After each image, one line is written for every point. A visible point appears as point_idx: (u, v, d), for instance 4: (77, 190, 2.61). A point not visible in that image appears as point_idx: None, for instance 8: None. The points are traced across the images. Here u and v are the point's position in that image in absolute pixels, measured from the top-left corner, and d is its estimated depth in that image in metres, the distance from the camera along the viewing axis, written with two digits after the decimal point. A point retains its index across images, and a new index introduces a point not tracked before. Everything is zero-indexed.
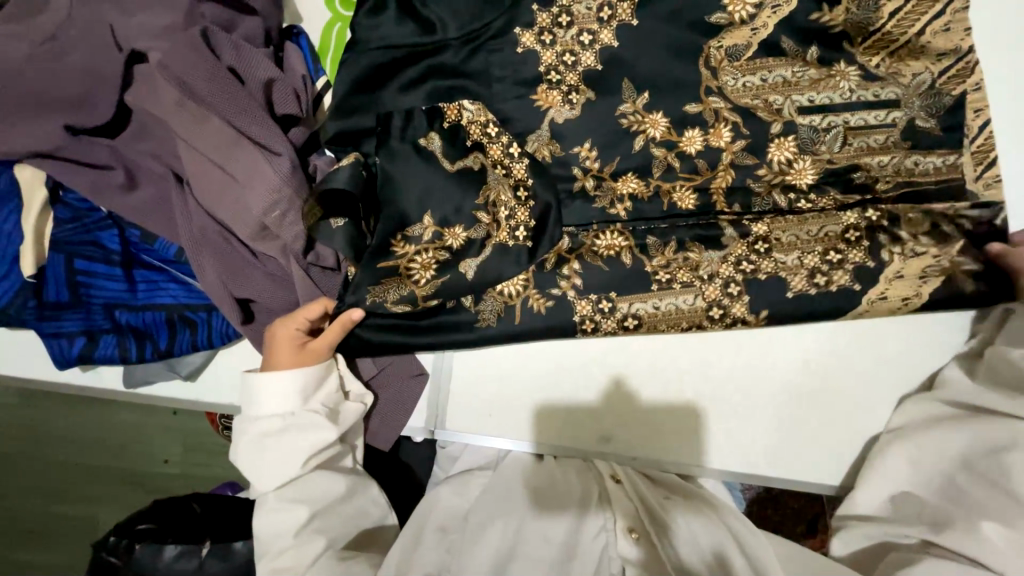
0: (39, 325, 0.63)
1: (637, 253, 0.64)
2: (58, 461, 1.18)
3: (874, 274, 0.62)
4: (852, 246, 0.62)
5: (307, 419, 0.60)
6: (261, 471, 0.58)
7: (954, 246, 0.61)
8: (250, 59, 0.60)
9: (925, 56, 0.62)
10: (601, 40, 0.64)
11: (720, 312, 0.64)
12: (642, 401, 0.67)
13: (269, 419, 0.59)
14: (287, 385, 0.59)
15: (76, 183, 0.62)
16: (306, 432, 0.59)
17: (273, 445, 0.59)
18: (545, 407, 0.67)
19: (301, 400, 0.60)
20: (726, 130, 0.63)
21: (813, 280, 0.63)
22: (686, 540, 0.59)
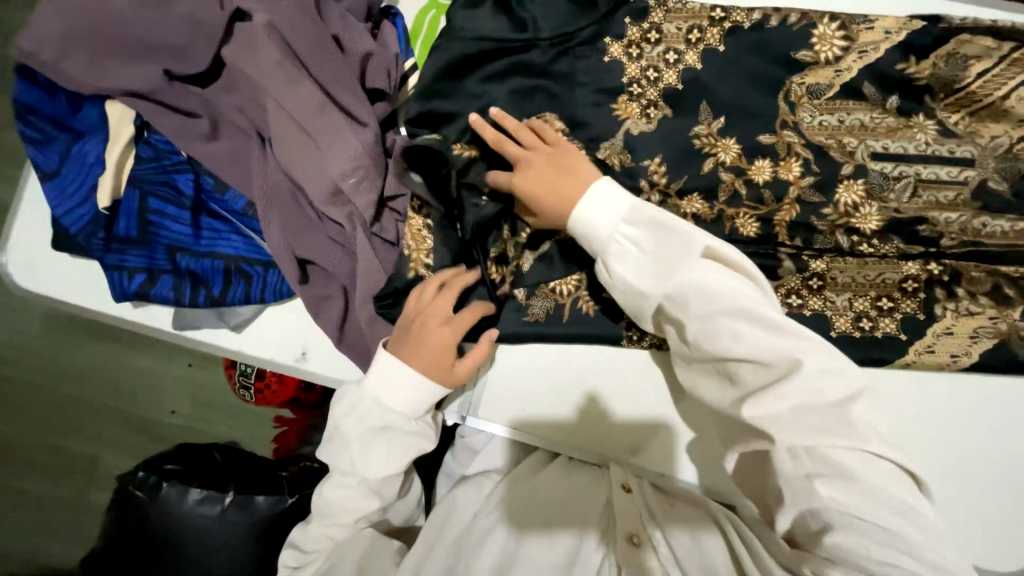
0: (105, 256, 0.65)
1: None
2: (73, 395, 1.19)
3: (926, 327, 0.62)
4: (906, 296, 0.62)
5: (422, 428, 0.61)
6: (362, 452, 0.59)
7: (1014, 311, 0.61)
8: (352, 32, 0.64)
9: (1007, 120, 0.62)
10: (685, 60, 0.65)
11: None
12: (613, 416, 0.67)
13: (395, 418, 0.59)
14: (424, 386, 0.59)
15: (165, 126, 0.64)
16: (420, 437, 0.61)
17: (387, 438, 0.59)
18: (525, 421, 0.68)
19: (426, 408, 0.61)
20: (797, 164, 0.64)
21: (859, 323, 0.63)
22: (686, 547, 0.56)
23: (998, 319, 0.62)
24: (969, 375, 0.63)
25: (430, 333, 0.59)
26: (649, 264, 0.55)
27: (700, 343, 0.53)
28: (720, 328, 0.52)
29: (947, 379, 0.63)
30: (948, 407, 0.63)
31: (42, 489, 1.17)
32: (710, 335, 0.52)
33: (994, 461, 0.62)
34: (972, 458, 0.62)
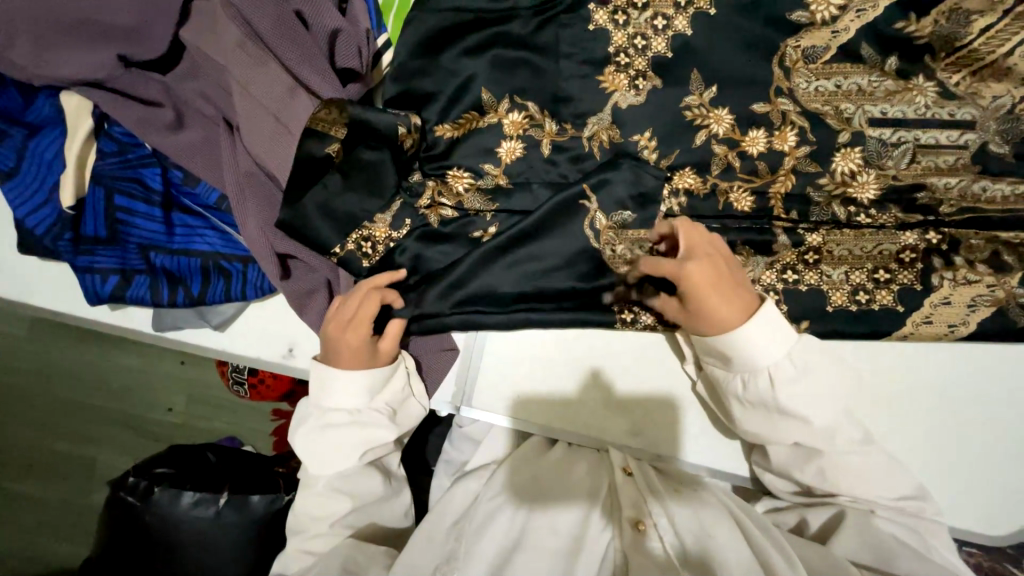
0: (74, 258, 0.62)
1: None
2: (65, 397, 1.17)
3: (922, 297, 0.61)
4: (903, 267, 0.61)
5: (374, 418, 0.60)
6: (325, 459, 0.59)
7: (1010, 278, 0.60)
8: (317, 7, 0.60)
9: (1010, 78, 0.59)
10: (675, 26, 0.62)
11: None
12: (618, 392, 0.67)
13: (336, 412, 0.59)
14: (359, 380, 0.59)
15: (125, 116, 0.60)
16: (366, 429, 0.59)
17: (332, 434, 0.59)
18: (523, 404, 0.67)
19: (367, 398, 0.60)
20: (792, 134, 0.62)
21: (855, 297, 0.61)
22: (687, 528, 0.56)
23: (996, 286, 0.60)
24: (962, 341, 0.63)
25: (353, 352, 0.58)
26: (812, 401, 0.55)
27: (819, 475, 0.57)
28: (840, 462, 0.56)
29: (936, 347, 0.64)
30: (936, 373, 0.64)
31: (42, 492, 1.16)
32: (847, 474, 0.56)
33: (981, 424, 0.63)
34: (959, 424, 0.63)
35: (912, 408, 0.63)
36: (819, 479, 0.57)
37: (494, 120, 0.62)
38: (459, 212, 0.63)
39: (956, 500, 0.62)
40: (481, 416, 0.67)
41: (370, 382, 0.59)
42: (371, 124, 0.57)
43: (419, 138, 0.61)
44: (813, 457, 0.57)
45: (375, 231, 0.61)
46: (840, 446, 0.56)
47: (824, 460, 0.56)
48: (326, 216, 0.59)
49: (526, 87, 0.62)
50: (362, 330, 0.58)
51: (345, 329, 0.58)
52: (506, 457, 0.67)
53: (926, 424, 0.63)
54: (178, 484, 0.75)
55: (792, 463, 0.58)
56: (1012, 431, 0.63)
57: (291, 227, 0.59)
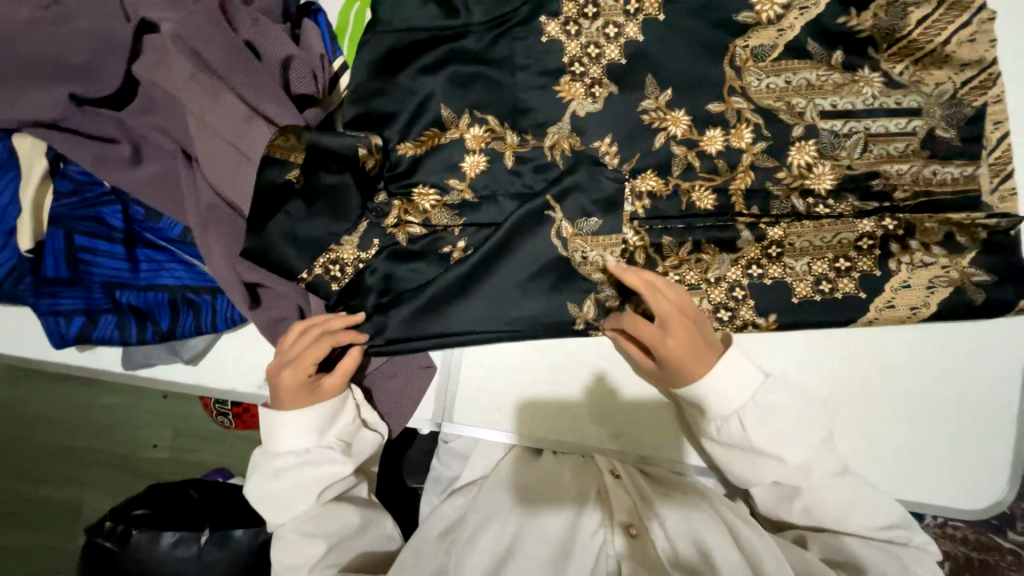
0: (37, 302, 0.61)
1: (651, 253, 0.64)
2: (44, 442, 1.14)
3: (883, 282, 0.62)
4: (862, 254, 0.62)
5: (326, 455, 0.59)
6: (285, 506, 0.58)
7: (965, 258, 0.62)
8: (268, 35, 0.59)
9: (950, 65, 0.62)
10: (627, 33, 0.63)
11: (729, 314, 0.63)
12: (625, 395, 0.66)
13: (287, 457, 0.58)
14: (306, 418, 0.58)
15: (80, 155, 0.60)
16: (320, 467, 0.58)
17: (285, 481, 0.58)
18: (530, 410, 0.67)
19: (316, 435, 0.59)
20: (748, 131, 0.63)
21: (819, 287, 0.63)
22: (675, 531, 0.58)
23: (951, 266, 0.62)
24: (926, 322, 0.65)
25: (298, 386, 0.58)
26: (785, 424, 0.57)
27: (804, 513, 0.58)
28: (819, 496, 0.57)
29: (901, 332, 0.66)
30: (904, 354, 0.65)
31: (27, 541, 1.13)
32: (825, 507, 0.57)
33: (950, 401, 0.65)
34: (931, 402, 0.65)
35: (883, 391, 0.65)
36: (805, 515, 0.58)
37: (456, 136, 0.63)
38: (427, 228, 0.63)
39: (930, 477, 0.64)
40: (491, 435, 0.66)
41: (320, 420, 0.59)
42: (331, 148, 0.57)
43: (382, 158, 0.61)
44: (794, 498, 0.58)
45: (343, 253, 0.61)
46: (817, 482, 0.57)
47: (803, 490, 0.57)
48: (292, 243, 0.59)
49: (484, 101, 0.63)
50: (308, 359, 0.58)
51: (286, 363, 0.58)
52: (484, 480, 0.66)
53: (897, 406, 0.65)
54: (159, 524, 0.73)
55: (777, 502, 0.59)
56: (980, 408, 0.64)
57: (257, 256, 0.58)
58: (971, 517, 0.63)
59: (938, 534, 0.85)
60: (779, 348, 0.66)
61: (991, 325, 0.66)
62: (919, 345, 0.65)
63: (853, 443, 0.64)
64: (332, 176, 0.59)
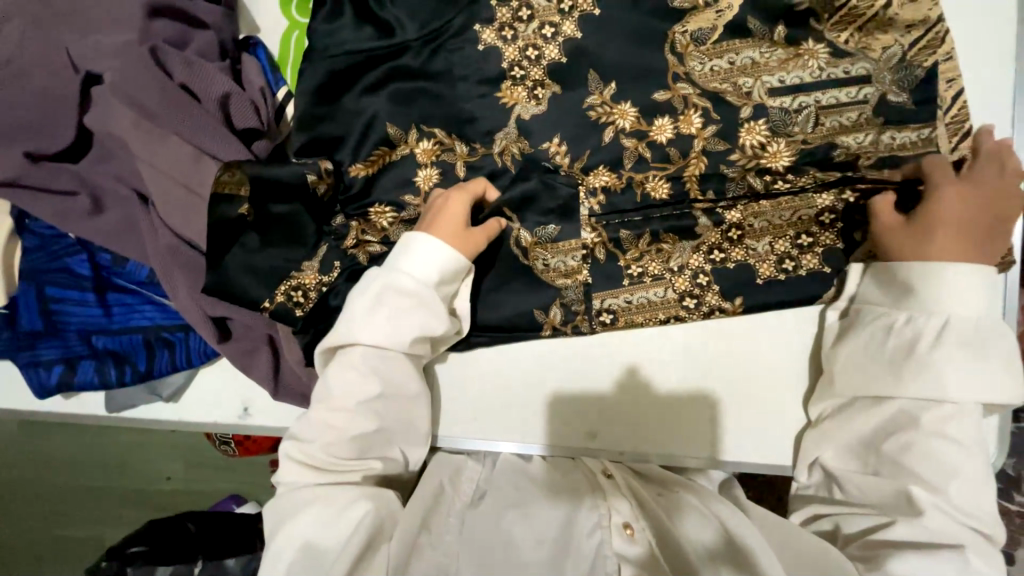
0: (18, 355, 0.64)
1: (612, 248, 0.64)
2: (58, 485, 1.16)
3: (847, 254, 0.61)
4: (824, 229, 0.61)
5: (412, 319, 0.55)
6: (321, 428, 0.56)
7: None
8: (205, 76, 0.61)
9: (895, 28, 0.60)
10: (564, 32, 0.62)
11: (694, 301, 0.64)
12: (658, 389, 0.67)
13: (373, 290, 0.56)
14: (439, 245, 0.55)
15: (42, 211, 0.62)
16: (406, 315, 0.55)
17: (369, 310, 0.56)
18: (575, 402, 0.68)
19: (435, 278, 0.56)
20: (697, 116, 0.62)
21: (781, 266, 0.62)
22: (689, 533, 0.55)
23: None
24: None
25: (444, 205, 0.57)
26: (991, 375, 0.53)
27: (901, 448, 0.53)
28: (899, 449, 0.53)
29: None
30: None
31: None
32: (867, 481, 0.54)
33: None
34: None
35: None
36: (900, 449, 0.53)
37: (406, 152, 0.63)
38: (386, 244, 0.62)
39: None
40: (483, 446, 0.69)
41: (440, 260, 0.55)
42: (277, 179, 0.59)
43: (333, 181, 0.62)
44: (896, 434, 0.54)
45: (304, 279, 0.60)
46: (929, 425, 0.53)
47: (911, 436, 0.53)
48: (252, 275, 0.60)
49: (429, 115, 0.63)
50: (467, 196, 0.58)
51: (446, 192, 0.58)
52: (489, 476, 0.65)
53: None
54: (152, 560, 0.76)
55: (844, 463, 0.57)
56: None
57: (218, 291, 0.59)
58: None
59: None
60: (751, 328, 0.66)
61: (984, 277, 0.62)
62: None
63: None
64: (283, 205, 0.60)
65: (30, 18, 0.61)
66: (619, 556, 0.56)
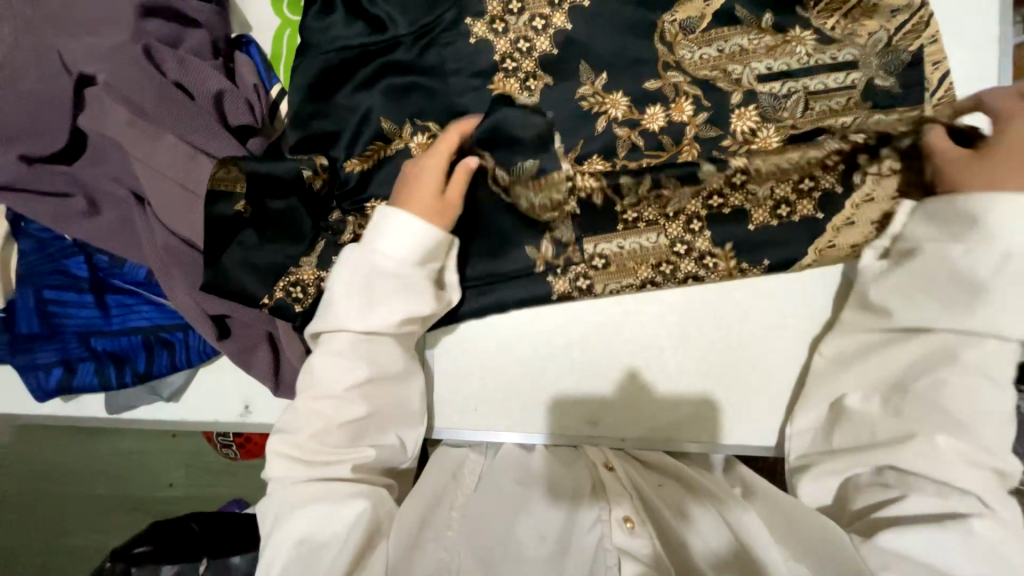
0: (16, 359, 0.63)
1: (608, 194, 0.61)
2: (60, 494, 1.15)
3: (845, 200, 0.60)
4: (827, 172, 0.59)
5: (386, 294, 0.56)
6: (311, 423, 0.56)
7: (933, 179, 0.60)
8: (198, 75, 0.62)
9: (880, 14, 0.61)
10: (554, 23, 0.63)
11: (685, 248, 0.64)
12: (656, 392, 0.67)
13: (355, 275, 0.56)
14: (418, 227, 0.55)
15: (38, 214, 0.62)
16: (390, 293, 0.56)
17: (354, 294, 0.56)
18: (571, 399, 0.68)
19: (415, 257, 0.56)
20: (687, 104, 0.63)
21: (776, 212, 0.61)
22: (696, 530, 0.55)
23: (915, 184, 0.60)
24: None
25: (423, 165, 0.57)
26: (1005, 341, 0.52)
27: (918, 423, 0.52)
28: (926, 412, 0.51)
29: None
30: None
31: None
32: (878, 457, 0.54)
33: None
34: None
35: None
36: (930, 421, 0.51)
37: (401, 146, 0.63)
38: None
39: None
40: (484, 437, 0.69)
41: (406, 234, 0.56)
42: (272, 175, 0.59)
43: (330, 176, 0.62)
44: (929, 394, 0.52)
45: (302, 274, 0.61)
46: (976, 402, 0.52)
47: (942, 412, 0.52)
48: (249, 271, 0.60)
49: (422, 108, 0.64)
50: (443, 152, 0.58)
51: (424, 154, 0.58)
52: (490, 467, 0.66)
53: None
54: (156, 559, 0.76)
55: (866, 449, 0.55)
56: None
57: (216, 287, 0.60)
58: None
59: None
60: (745, 314, 0.67)
61: None
62: None
63: None
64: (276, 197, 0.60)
65: (22, 21, 0.61)
66: (620, 550, 0.55)
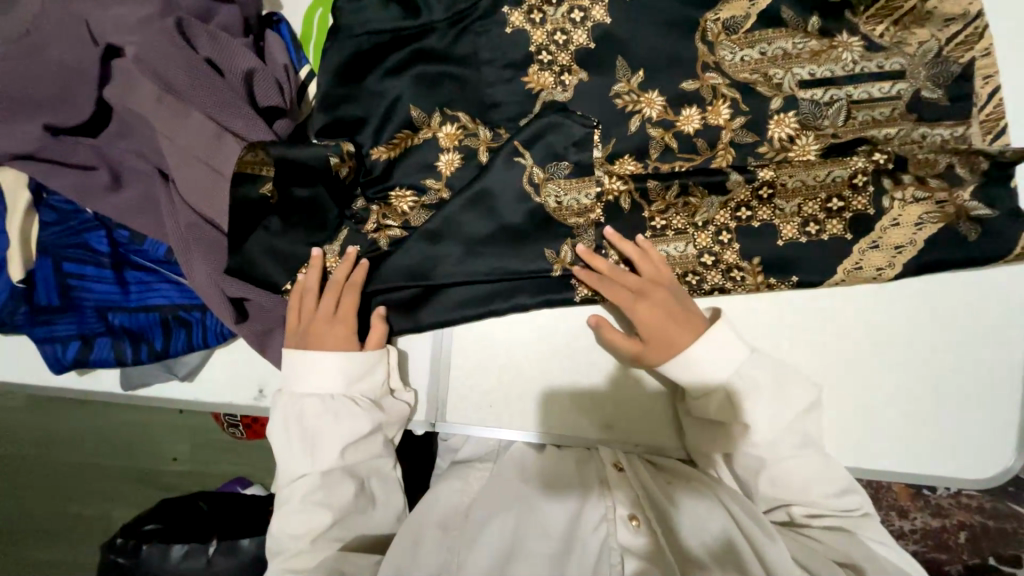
0: (33, 330, 0.63)
1: (637, 198, 0.61)
2: (65, 462, 1.16)
3: (874, 222, 0.59)
4: (857, 193, 0.59)
5: (350, 410, 0.60)
6: (310, 516, 0.57)
7: (964, 191, 0.58)
8: (229, 52, 0.61)
9: (932, 22, 0.59)
10: (593, 17, 0.61)
11: (712, 259, 0.62)
12: (647, 385, 0.66)
13: (308, 401, 0.60)
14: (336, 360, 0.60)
15: (61, 185, 0.61)
16: (342, 420, 0.60)
17: (304, 421, 0.60)
18: (561, 389, 0.66)
19: (348, 386, 0.61)
20: (725, 107, 0.61)
21: (806, 228, 0.60)
22: (692, 526, 0.56)
23: (947, 201, 0.58)
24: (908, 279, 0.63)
25: (318, 326, 0.61)
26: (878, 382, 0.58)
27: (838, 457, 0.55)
28: (784, 469, 0.56)
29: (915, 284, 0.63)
30: (917, 313, 0.63)
31: (58, 559, 1.15)
32: None
33: (957, 370, 0.62)
34: (937, 370, 0.62)
35: (901, 354, 0.63)
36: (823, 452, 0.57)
37: (429, 136, 0.62)
38: (407, 230, 0.62)
39: (923, 448, 0.62)
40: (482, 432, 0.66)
41: (343, 369, 0.61)
42: (295, 159, 0.57)
43: (355, 164, 0.61)
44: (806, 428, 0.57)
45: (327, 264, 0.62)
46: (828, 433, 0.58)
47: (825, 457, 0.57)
48: (273, 258, 0.61)
49: (453, 98, 0.62)
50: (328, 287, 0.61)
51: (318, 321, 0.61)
52: (495, 464, 0.66)
53: (905, 369, 0.63)
54: (168, 536, 0.81)
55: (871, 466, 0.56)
56: (989, 379, 0.62)
57: (241, 271, 0.60)
58: (976, 486, 0.62)
59: (953, 503, 0.89)
60: (773, 325, 0.64)
61: (1021, 272, 0.62)
62: (947, 300, 0.62)
63: (848, 411, 0.63)
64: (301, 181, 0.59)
65: None
66: (623, 549, 0.57)
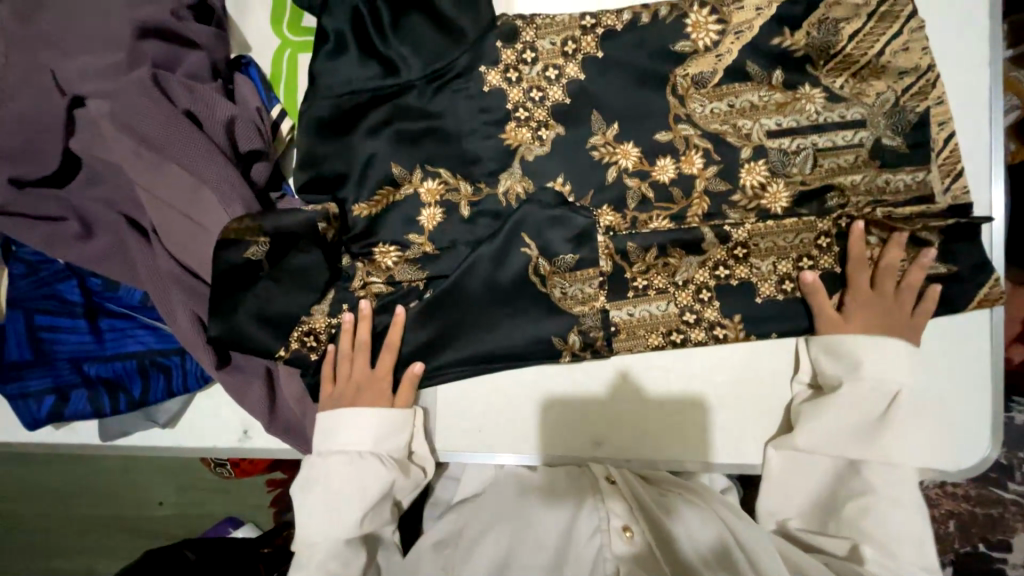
0: (3, 386, 0.62)
1: (618, 260, 0.63)
2: (44, 517, 1.12)
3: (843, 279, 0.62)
4: (823, 252, 0.62)
5: (375, 467, 0.61)
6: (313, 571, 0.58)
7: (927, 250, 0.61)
8: (207, 101, 0.61)
9: (888, 75, 0.62)
10: (567, 73, 0.63)
11: (694, 317, 0.63)
12: (648, 392, 0.66)
13: (340, 455, 0.61)
14: (380, 420, 0.61)
15: (32, 237, 0.62)
16: (365, 475, 0.60)
17: (325, 480, 0.60)
18: (558, 398, 0.66)
19: (374, 444, 0.61)
20: (698, 156, 0.63)
21: (782, 286, 0.63)
22: (685, 532, 0.56)
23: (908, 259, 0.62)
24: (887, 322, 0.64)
25: (360, 386, 0.61)
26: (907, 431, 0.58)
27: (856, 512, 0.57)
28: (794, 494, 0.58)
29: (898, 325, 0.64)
30: None
31: None
32: (879, 517, 0.57)
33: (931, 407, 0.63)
34: None
35: None
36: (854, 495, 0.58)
37: (410, 191, 0.63)
38: (393, 285, 0.63)
39: None
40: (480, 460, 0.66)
41: (376, 428, 0.61)
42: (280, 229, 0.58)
43: (339, 224, 0.62)
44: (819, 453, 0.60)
45: (314, 323, 0.62)
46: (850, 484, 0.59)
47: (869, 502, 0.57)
48: (254, 318, 0.60)
49: (433, 154, 0.63)
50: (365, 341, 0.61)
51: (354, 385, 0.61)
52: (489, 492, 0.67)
53: None
54: None
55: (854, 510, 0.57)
56: (960, 412, 0.64)
57: (223, 338, 0.59)
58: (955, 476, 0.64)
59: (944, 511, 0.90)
60: (754, 352, 0.65)
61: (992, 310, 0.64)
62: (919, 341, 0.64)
63: None
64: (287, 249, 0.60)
65: (14, 41, 0.60)
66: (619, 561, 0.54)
